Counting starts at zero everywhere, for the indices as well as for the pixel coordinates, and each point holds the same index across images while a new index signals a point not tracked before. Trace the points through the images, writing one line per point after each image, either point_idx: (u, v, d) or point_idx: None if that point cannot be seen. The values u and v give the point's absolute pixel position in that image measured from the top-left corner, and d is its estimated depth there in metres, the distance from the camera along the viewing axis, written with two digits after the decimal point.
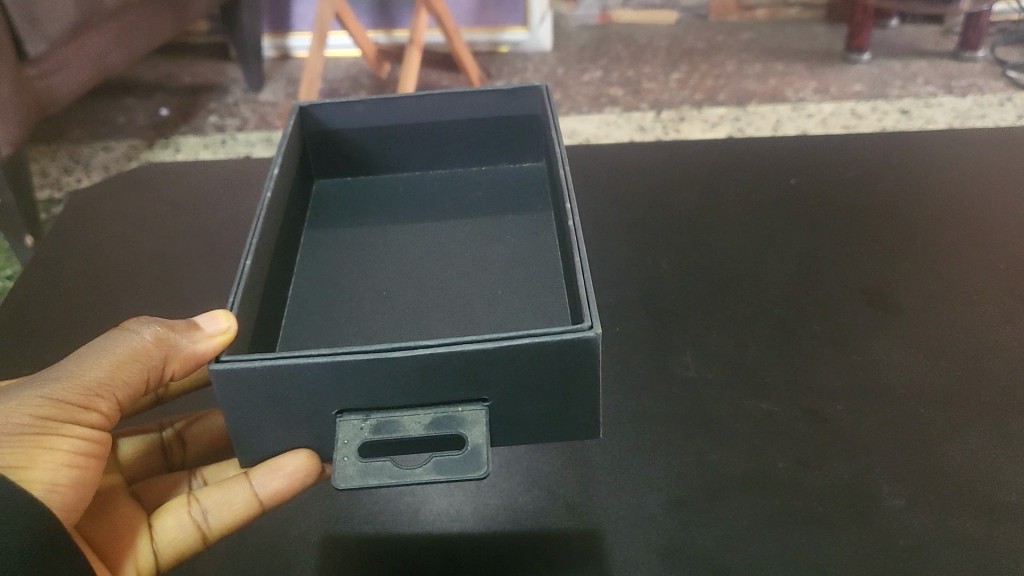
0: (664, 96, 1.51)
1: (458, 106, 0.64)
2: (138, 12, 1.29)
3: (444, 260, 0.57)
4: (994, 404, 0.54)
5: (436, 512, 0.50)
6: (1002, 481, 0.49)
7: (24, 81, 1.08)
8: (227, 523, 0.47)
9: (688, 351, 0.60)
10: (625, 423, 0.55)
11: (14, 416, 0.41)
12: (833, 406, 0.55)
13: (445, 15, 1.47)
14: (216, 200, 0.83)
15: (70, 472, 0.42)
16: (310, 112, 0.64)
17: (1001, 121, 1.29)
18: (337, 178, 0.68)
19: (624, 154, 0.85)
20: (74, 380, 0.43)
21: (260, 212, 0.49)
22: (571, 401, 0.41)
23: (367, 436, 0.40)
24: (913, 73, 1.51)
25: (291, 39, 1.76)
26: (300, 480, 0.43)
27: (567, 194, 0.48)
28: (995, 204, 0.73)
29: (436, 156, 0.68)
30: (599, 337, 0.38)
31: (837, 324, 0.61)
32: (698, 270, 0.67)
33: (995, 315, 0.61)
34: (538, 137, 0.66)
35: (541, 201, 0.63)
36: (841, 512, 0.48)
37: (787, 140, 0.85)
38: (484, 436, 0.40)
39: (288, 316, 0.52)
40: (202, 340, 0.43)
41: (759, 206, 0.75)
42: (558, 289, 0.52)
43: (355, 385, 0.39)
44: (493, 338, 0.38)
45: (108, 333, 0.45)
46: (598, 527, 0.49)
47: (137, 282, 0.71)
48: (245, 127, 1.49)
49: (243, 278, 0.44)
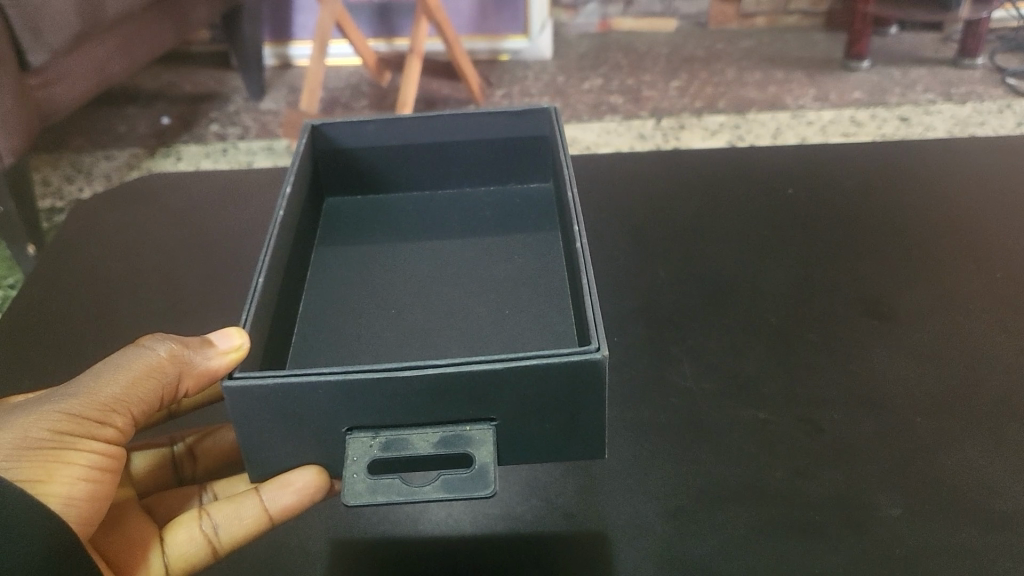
0: (664, 104, 1.52)
1: (465, 127, 0.65)
2: (139, 22, 1.30)
3: (452, 278, 0.58)
4: (992, 414, 0.55)
5: (435, 522, 0.51)
6: (998, 490, 0.50)
7: (25, 91, 1.09)
8: (235, 537, 0.47)
9: (687, 361, 0.60)
10: (626, 434, 0.55)
11: (31, 430, 0.42)
12: (829, 416, 0.55)
13: (445, 24, 1.48)
14: (218, 210, 0.83)
15: (86, 486, 0.43)
16: (322, 130, 0.64)
17: (1001, 129, 1.30)
18: (347, 196, 0.69)
19: (625, 164, 0.86)
20: (90, 396, 0.43)
21: (272, 230, 0.50)
22: (577, 421, 0.41)
23: (377, 454, 0.40)
24: (912, 81, 1.52)
25: (292, 49, 1.77)
26: (309, 496, 0.44)
27: (574, 215, 0.48)
28: (999, 215, 0.74)
29: (445, 175, 0.68)
30: (606, 359, 0.38)
31: (836, 333, 0.62)
32: (697, 279, 0.68)
33: (992, 324, 0.62)
34: (543, 158, 0.67)
35: (546, 219, 0.64)
36: (840, 521, 0.48)
37: (790, 150, 0.85)
38: (490, 455, 0.40)
39: (299, 334, 0.53)
40: (215, 357, 0.43)
41: (758, 214, 0.76)
42: (564, 308, 0.53)
43: (363, 403, 0.39)
44: (501, 358, 0.38)
45: (123, 350, 0.46)
46: (598, 535, 0.49)
47: (140, 294, 0.72)
48: (246, 136, 1.49)
49: (256, 295, 0.44)
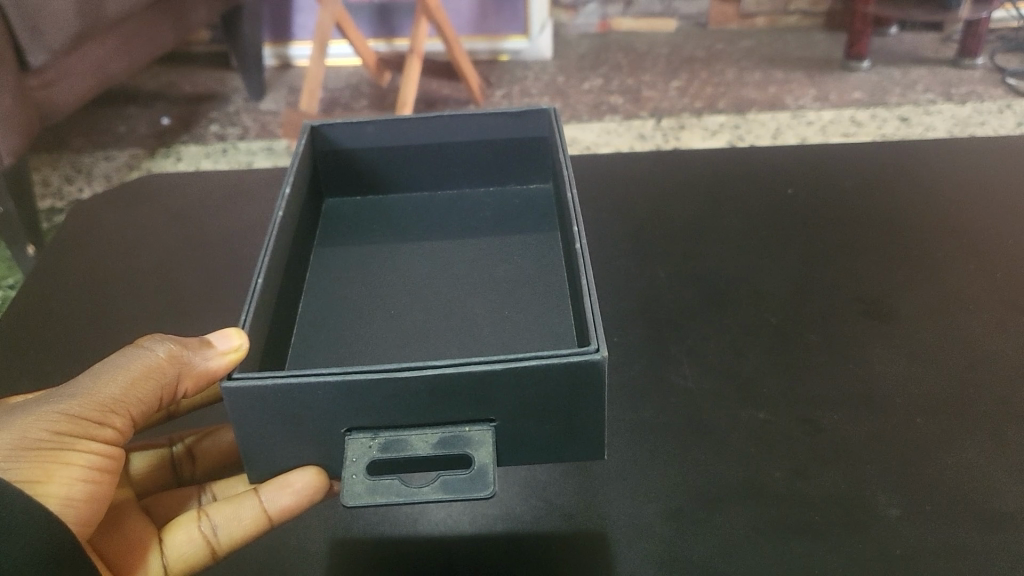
0: (664, 104, 1.52)
1: (465, 128, 0.65)
2: (139, 22, 1.30)
3: (452, 279, 0.58)
4: (992, 414, 0.54)
5: (435, 522, 0.51)
6: (998, 490, 0.50)
7: (25, 91, 1.09)
8: (234, 538, 0.47)
9: (687, 361, 0.60)
10: (626, 434, 0.55)
11: (31, 431, 0.42)
12: (829, 416, 0.55)
13: (445, 24, 1.48)
14: (218, 210, 0.83)
15: (84, 486, 0.43)
16: (322, 131, 0.64)
17: (1001, 129, 1.30)
18: (347, 197, 0.69)
19: (625, 164, 0.86)
20: (90, 397, 0.43)
21: (272, 230, 0.50)
22: (576, 421, 0.41)
23: (376, 455, 0.40)
24: (912, 81, 1.52)
25: (292, 49, 1.77)
26: (307, 497, 0.44)
27: (574, 216, 0.48)
28: (998, 215, 0.74)
29: (445, 176, 0.68)
30: (605, 360, 0.38)
31: (836, 333, 0.61)
32: (696, 279, 0.68)
33: (991, 324, 0.62)
34: (543, 159, 0.67)
35: (546, 220, 0.64)
36: (840, 521, 0.48)
37: (789, 150, 0.85)
38: (490, 456, 0.40)
39: (299, 335, 0.53)
40: (214, 357, 0.43)
41: (758, 215, 0.76)
42: (564, 309, 0.53)
43: (362, 404, 0.39)
44: (500, 359, 0.38)
45: (122, 351, 0.46)
46: (598, 535, 0.49)
47: (139, 295, 0.71)
48: (246, 136, 1.49)
49: (255, 296, 0.44)
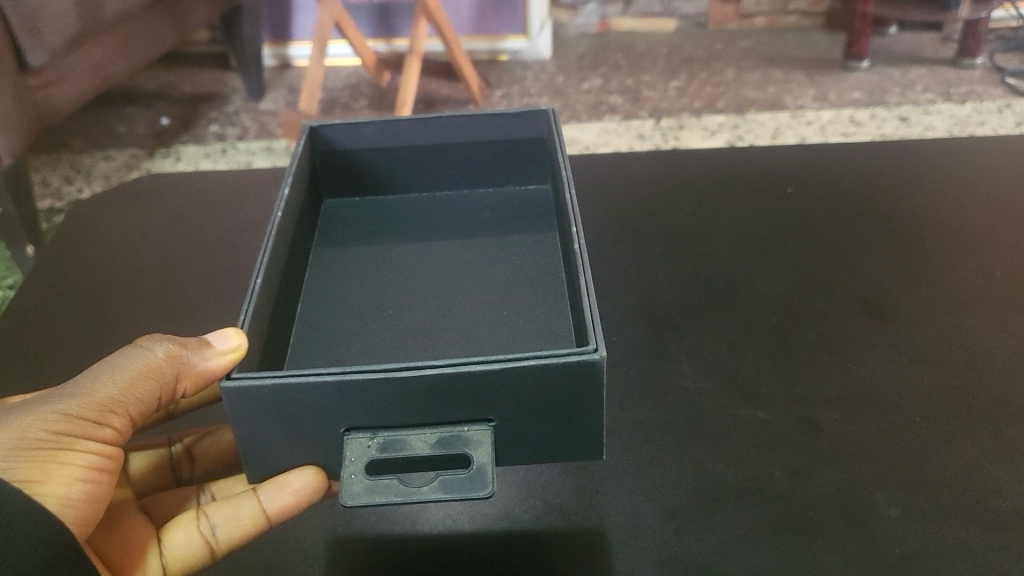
0: (663, 104, 1.52)
1: (464, 128, 0.65)
2: (138, 22, 1.30)
3: (451, 279, 0.58)
4: (992, 414, 0.54)
5: (433, 521, 0.51)
6: (998, 490, 0.50)
7: (24, 91, 1.08)
8: (232, 538, 0.47)
9: (686, 361, 0.60)
10: (625, 434, 0.55)
11: (29, 431, 0.41)
12: (828, 415, 0.55)
13: (444, 24, 1.48)
14: (217, 210, 0.83)
15: (83, 486, 0.43)
16: (321, 131, 0.64)
17: (1000, 128, 1.30)
18: (347, 197, 0.69)
19: (624, 164, 0.86)
20: (88, 396, 0.43)
21: (271, 230, 0.50)
22: (575, 421, 0.41)
23: (375, 454, 0.40)
24: (912, 80, 1.52)
25: (291, 49, 1.77)
26: (306, 497, 0.44)
27: (573, 217, 0.48)
28: (998, 215, 0.73)
29: (444, 177, 0.68)
30: (604, 360, 0.38)
31: (835, 333, 0.61)
32: (695, 279, 0.68)
33: (990, 324, 0.62)
34: (542, 160, 0.67)
35: (546, 221, 0.64)
36: (839, 521, 0.48)
37: (789, 150, 0.85)
38: (488, 455, 0.40)
39: (298, 335, 0.53)
40: (213, 357, 0.43)
41: (758, 214, 0.76)
42: (563, 309, 0.53)
43: (361, 404, 0.39)
44: (499, 359, 0.38)
45: (121, 351, 0.46)
46: (596, 535, 0.49)
47: (138, 295, 0.71)
48: (245, 136, 1.49)
49: (254, 295, 0.44)
